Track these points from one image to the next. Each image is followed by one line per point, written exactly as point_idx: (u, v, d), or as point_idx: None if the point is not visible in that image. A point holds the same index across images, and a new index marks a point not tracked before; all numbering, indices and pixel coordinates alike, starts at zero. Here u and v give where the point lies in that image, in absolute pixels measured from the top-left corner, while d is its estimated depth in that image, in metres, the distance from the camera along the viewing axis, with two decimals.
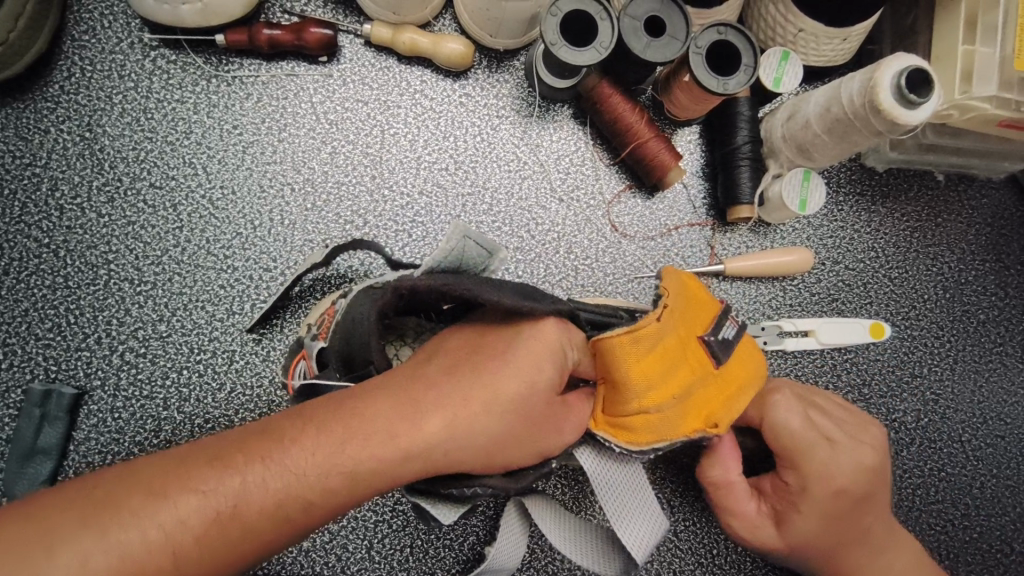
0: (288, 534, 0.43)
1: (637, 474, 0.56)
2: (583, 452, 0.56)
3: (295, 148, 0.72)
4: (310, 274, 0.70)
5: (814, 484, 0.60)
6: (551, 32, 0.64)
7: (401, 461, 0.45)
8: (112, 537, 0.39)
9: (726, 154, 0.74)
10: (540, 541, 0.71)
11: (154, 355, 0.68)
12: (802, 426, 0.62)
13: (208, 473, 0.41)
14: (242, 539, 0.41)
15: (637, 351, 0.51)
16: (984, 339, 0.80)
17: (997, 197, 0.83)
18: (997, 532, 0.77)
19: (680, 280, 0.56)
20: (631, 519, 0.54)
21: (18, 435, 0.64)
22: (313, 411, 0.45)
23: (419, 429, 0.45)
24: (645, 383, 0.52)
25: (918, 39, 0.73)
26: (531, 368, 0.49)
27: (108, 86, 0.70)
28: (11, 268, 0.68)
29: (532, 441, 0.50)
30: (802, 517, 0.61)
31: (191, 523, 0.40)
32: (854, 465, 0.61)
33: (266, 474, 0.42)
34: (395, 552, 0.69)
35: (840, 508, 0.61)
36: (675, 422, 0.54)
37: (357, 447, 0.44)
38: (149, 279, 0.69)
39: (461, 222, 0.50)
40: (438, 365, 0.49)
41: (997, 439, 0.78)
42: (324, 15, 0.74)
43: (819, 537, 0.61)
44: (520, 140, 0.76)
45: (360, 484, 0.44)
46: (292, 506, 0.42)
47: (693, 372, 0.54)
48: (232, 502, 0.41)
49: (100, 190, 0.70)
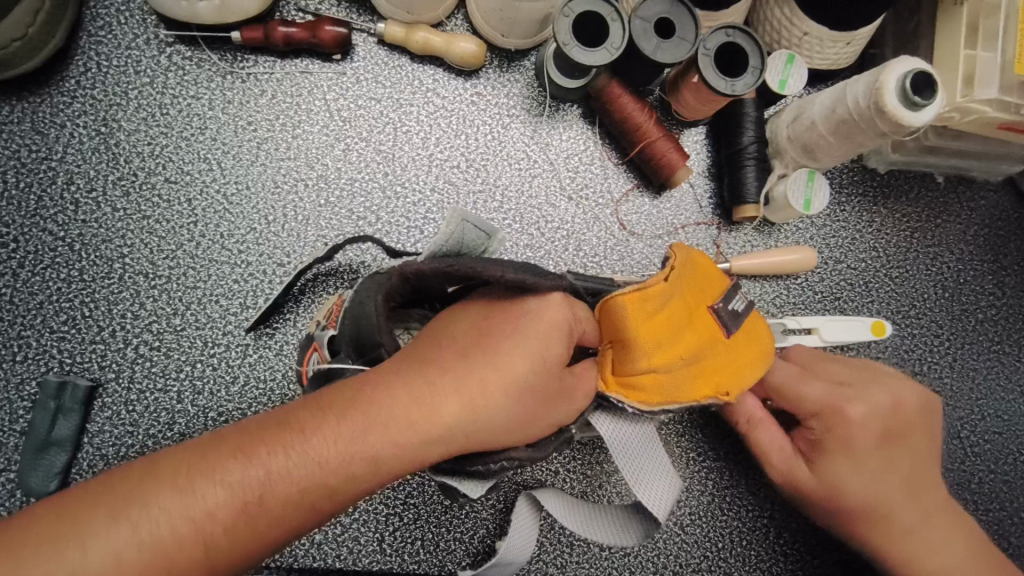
0: (313, 519, 0.44)
1: (650, 434, 0.58)
2: (600, 416, 0.57)
3: (309, 144, 0.73)
4: (317, 268, 0.70)
5: (854, 433, 0.61)
6: (564, 32, 0.65)
7: (422, 445, 0.45)
8: (143, 530, 0.40)
9: (732, 154, 0.76)
10: (548, 534, 0.72)
11: (168, 349, 0.68)
12: (824, 386, 0.63)
13: (231, 463, 0.42)
14: (268, 526, 0.42)
15: (644, 312, 0.53)
16: (982, 337, 0.82)
17: (994, 200, 0.84)
18: (995, 526, 0.78)
19: (688, 250, 0.58)
20: (649, 479, 0.55)
21: (33, 426, 0.65)
22: (329, 399, 0.45)
23: (436, 415, 0.46)
24: (652, 343, 0.53)
25: (920, 43, 0.75)
26: (543, 349, 0.50)
27: (123, 81, 0.71)
28: (27, 261, 0.68)
29: (545, 419, 0.50)
30: (845, 470, 0.61)
31: (218, 514, 0.41)
32: (888, 411, 0.62)
33: (288, 464, 0.43)
34: (406, 545, 0.70)
35: (882, 458, 0.62)
36: (683, 384, 0.54)
37: (375, 436, 0.44)
38: (163, 273, 0.69)
39: (460, 209, 0.50)
40: (446, 349, 0.49)
41: (995, 435, 0.80)
42: (338, 14, 0.75)
43: (858, 488, 0.61)
44: (530, 138, 0.77)
45: (381, 471, 0.45)
46: (316, 494, 0.43)
47: (702, 338, 0.55)
48: (256, 492, 0.42)
49: (115, 184, 0.70)
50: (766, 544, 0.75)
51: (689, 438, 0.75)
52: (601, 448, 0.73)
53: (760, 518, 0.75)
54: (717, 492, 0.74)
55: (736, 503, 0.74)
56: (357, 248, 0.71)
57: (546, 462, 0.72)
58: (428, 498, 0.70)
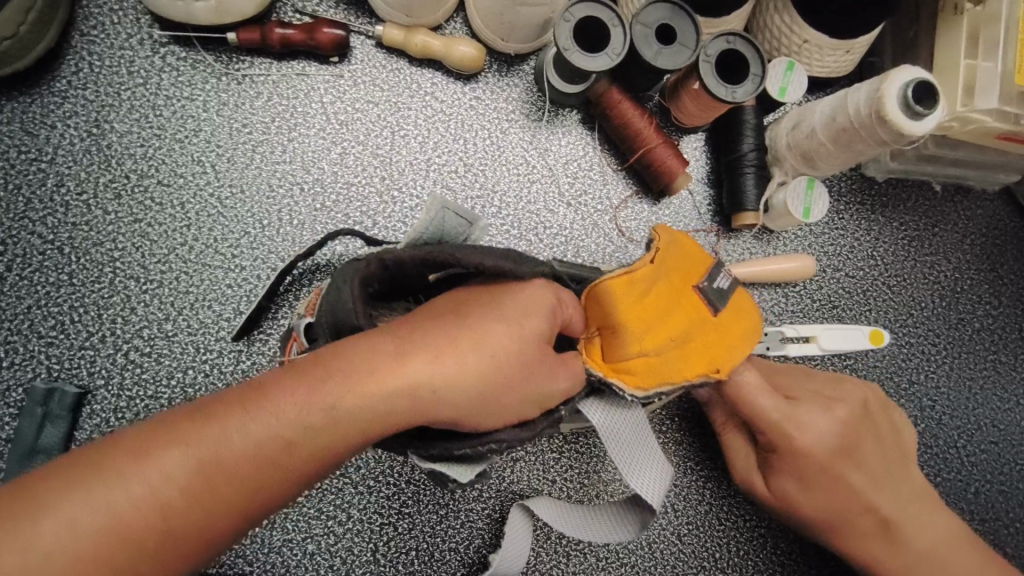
0: (281, 485, 0.42)
1: (642, 420, 0.55)
2: (588, 403, 0.54)
3: (305, 148, 0.72)
4: (303, 262, 0.69)
5: (801, 454, 0.62)
6: (565, 37, 0.64)
7: (389, 399, 0.43)
8: (95, 499, 0.38)
9: (731, 162, 0.75)
10: (545, 543, 0.71)
11: (159, 355, 0.67)
12: (779, 401, 0.62)
13: (189, 422, 0.41)
14: (231, 489, 0.40)
15: (632, 295, 0.53)
16: (979, 347, 0.82)
17: (991, 209, 0.84)
18: (991, 535, 0.78)
19: (672, 230, 0.58)
20: (642, 466, 0.52)
21: (20, 434, 0.63)
22: (294, 363, 0.44)
23: (402, 367, 0.44)
24: (641, 325, 0.53)
25: (920, 52, 0.75)
26: (519, 315, 0.48)
27: (116, 81, 0.70)
28: (15, 264, 0.67)
29: (524, 389, 0.47)
30: (792, 487, 0.64)
31: (174, 476, 0.39)
32: (835, 428, 0.63)
33: (245, 419, 0.41)
34: (401, 555, 0.68)
35: (834, 475, 0.63)
36: (673, 365, 0.54)
37: (336, 387, 0.42)
38: (155, 277, 0.68)
39: (438, 195, 0.50)
40: (420, 318, 0.48)
41: (991, 445, 0.80)
42: (336, 15, 0.74)
43: (810, 505, 0.64)
44: (528, 143, 0.76)
45: (347, 425, 0.42)
46: (276, 449, 0.41)
47: (690, 315, 0.54)
48: (212, 449, 0.40)
49: (107, 187, 0.69)
50: (763, 554, 0.74)
51: (687, 447, 0.74)
52: (598, 456, 0.73)
53: (758, 528, 0.74)
54: (714, 502, 0.74)
55: (734, 513, 0.74)
56: (348, 242, 0.71)
57: (543, 470, 0.72)
58: (424, 507, 0.69)
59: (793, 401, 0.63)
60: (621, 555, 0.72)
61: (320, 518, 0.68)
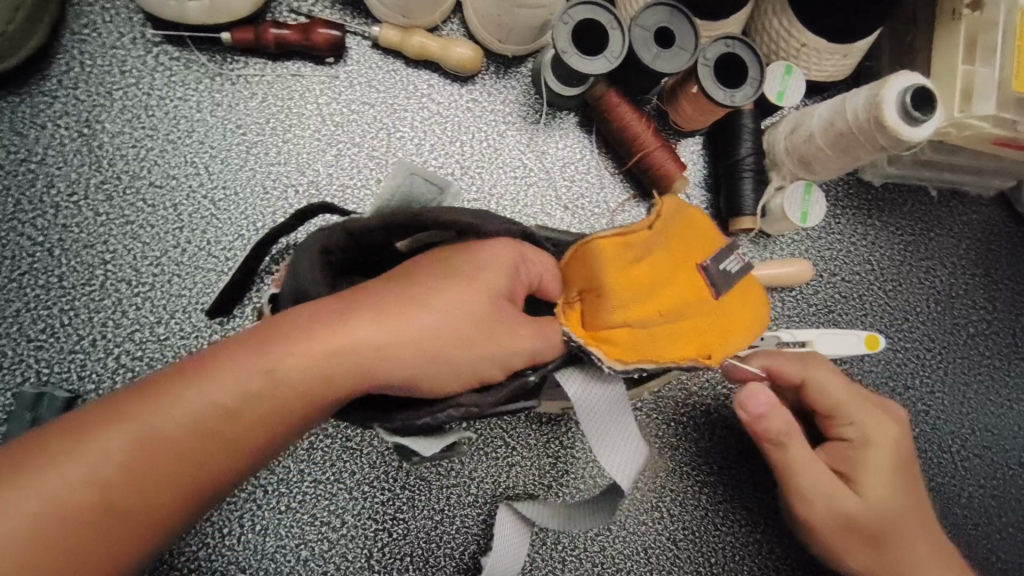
0: (227, 457, 0.41)
1: (620, 396, 0.50)
2: (566, 372, 0.49)
3: (300, 149, 0.71)
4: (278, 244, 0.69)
5: (877, 442, 0.63)
6: (563, 39, 0.64)
7: (331, 363, 0.42)
8: (36, 482, 0.38)
9: (729, 166, 0.75)
10: (542, 549, 0.70)
11: (150, 359, 0.66)
12: (848, 394, 0.64)
13: (123, 401, 0.40)
14: (173, 464, 0.40)
15: (622, 260, 0.50)
16: (973, 351, 0.82)
17: (986, 214, 0.85)
18: (984, 540, 0.78)
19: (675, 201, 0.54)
20: (611, 444, 0.49)
21: (8, 440, 0.62)
22: (237, 336, 0.44)
23: (343, 329, 0.43)
24: (629, 295, 0.49)
25: (917, 56, 0.75)
26: (476, 271, 0.47)
27: (107, 81, 0.69)
28: (3, 266, 0.66)
29: (485, 347, 0.46)
30: (870, 480, 0.61)
31: (113, 453, 0.39)
32: (896, 426, 0.65)
33: (183, 393, 0.40)
34: (395, 561, 0.68)
35: (896, 472, 0.63)
36: (658, 343, 0.49)
37: (275, 355, 0.41)
38: (147, 280, 0.67)
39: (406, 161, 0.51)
40: (377, 281, 0.47)
41: (984, 450, 0.80)
42: (331, 15, 0.73)
43: (883, 503, 0.61)
44: (526, 146, 0.76)
45: (284, 392, 0.41)
46: (216, 420, 0.40)
47: (686, 292, 0.50)
48: (150, 425, 0.40)
49: (98, 188, 0.68)
50: (758, 559, 0.74)
51: (683, 451, 0.74)
52: (594, 461, 0.72)
53: (753, 533, 0.74)
54: (710, 507, 0.74)
55: (729, 519, 0.74)
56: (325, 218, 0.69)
57: (539, 475, 0.71)
58: (419, 513, 0.69)
59: (858, 398, 0.65)
60: (617, 560, 0.71)
61: (314, 524, 0.67)
